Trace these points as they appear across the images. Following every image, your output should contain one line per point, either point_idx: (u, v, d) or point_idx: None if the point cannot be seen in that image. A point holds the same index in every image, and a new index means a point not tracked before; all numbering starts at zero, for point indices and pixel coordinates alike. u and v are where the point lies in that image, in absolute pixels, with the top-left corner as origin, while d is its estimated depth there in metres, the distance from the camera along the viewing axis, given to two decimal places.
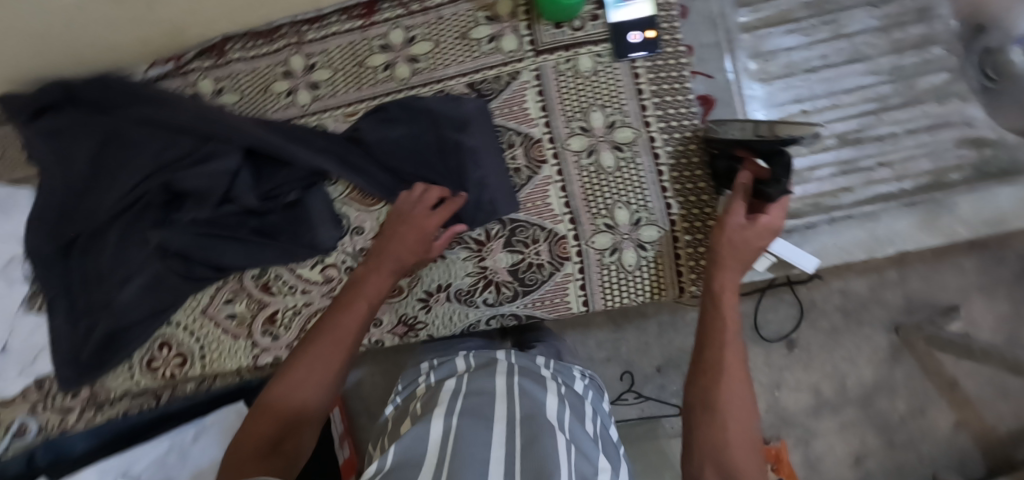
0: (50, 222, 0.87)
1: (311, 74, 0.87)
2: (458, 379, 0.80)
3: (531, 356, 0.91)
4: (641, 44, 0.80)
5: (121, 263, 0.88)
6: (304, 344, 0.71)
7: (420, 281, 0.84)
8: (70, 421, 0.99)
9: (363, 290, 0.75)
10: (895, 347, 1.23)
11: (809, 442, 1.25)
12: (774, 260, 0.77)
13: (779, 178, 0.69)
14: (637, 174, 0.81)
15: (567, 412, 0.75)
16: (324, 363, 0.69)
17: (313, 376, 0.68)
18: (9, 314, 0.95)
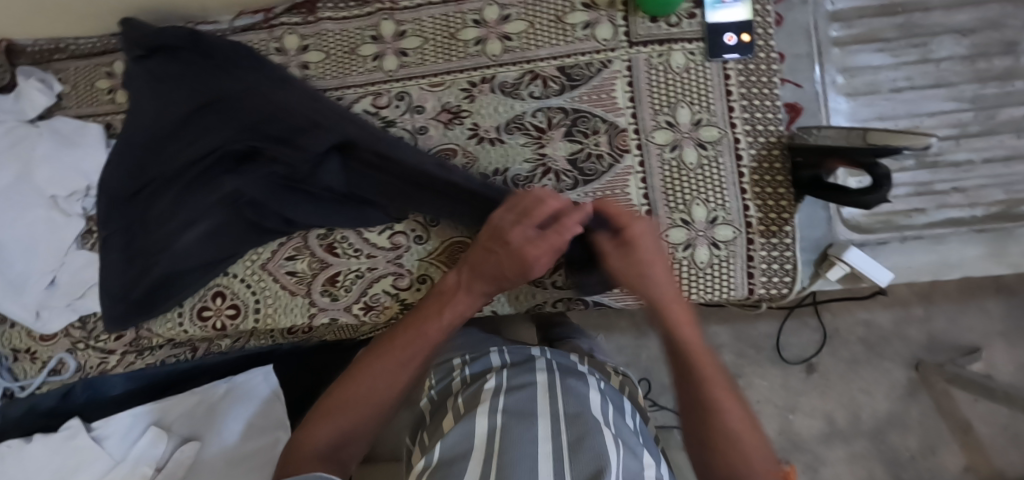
0: (128, 162, 0.88)
1: (400, 41, 0.87)
2: (499, 375, 0.82)
3: (565, 353, 0.93)
4: (735, 46, 0.81)
5: (187, 208, 0.88)
6: (370, 358, 0.72)
7: None
8: (109, 364, 0.98)
9: (443, 314, 0.74)
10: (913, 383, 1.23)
11: (817, 469, 1.26)
12: (848, 271, 0.78)
13: (878, 186, 0.69)
14: (718, 173, 0.82)
15: (608, 409, 0.77)
16: (385, 382, 0.71)
17: (380, 384, 0.70)
18: (63, 248, 0.95)
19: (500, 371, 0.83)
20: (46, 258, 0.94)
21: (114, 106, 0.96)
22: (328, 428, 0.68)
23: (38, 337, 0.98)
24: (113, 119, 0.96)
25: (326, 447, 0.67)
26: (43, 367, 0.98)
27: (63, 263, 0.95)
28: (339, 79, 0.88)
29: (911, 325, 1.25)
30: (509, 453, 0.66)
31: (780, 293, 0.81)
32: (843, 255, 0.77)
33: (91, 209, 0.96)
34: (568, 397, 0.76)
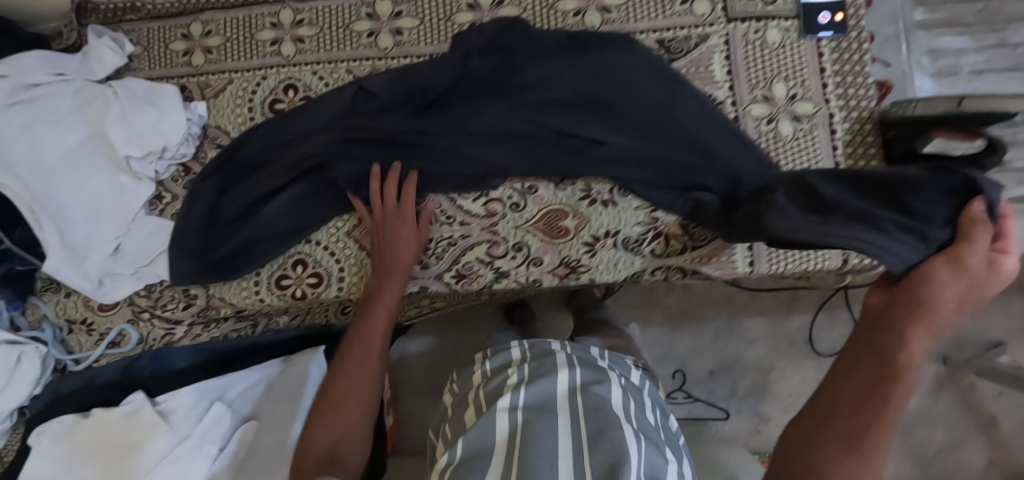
0: (252, 132, 0.90)
1: (497, 11, 0.87)
2: (518, 368, 0.78)
3: (585, 347, 0.89)
4: (829, 25, 0.84)
5: (281, 168, 0.86)
6: (340, 363, 0.78)
7: (587, 225, 0.84)
8: (176, 336, 0.95)
9: (380, 303, 0.81)
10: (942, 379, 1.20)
11: None
12: None
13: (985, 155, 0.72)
14: (813, 145, 0.84)
15: (631, 404, 0.74)
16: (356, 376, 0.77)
17: (352, 383, 0.76)
18: (132, 212, 0.90)
19: (519, 367, 0.79)
20: (111, 221, 0.89)
21: (190, 69, 0.93)
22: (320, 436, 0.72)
23: (96, 307, 0.94)
24: (188, 82, 0.93)
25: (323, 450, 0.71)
26: (102, 339, 0.94)
27: (129, 229, 0.91)
28: (434, 46, 0.88)
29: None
30: (530, 457, 0.63)
31: (872, 263, 0.84)
32: None
33: (161, 173, 0.92)
34: (589, 394, 0.72)
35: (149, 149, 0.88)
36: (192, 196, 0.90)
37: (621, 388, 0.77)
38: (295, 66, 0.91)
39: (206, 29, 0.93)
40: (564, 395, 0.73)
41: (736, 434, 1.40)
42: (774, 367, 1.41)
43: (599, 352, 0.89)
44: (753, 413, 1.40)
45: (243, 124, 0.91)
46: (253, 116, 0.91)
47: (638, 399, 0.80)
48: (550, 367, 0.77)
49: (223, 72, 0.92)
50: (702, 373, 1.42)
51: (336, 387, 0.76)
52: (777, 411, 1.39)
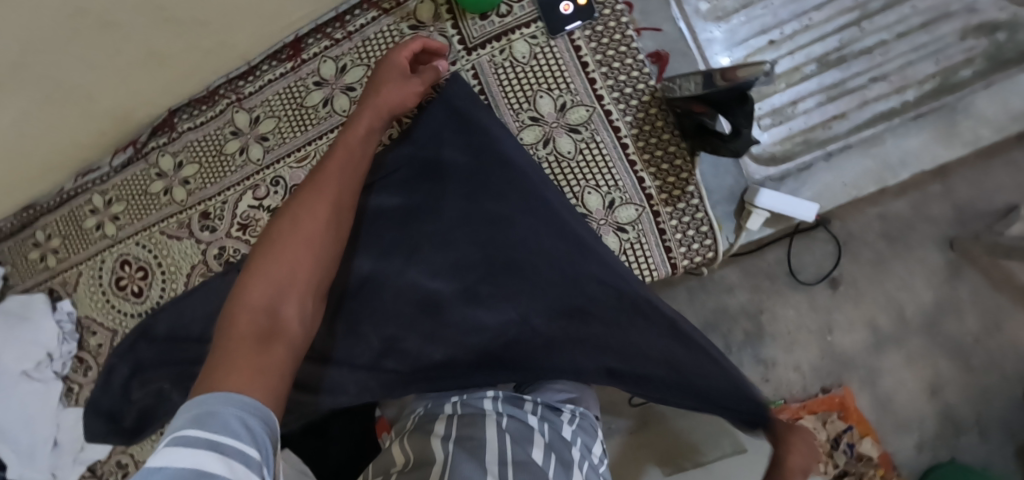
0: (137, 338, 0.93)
1: (257, 128, 0.86)
2: (447, 421, 0.67)
3: (520, 398, 0.73)
4: (575, 14, 0.74)
5: (168, 369, 0.90)
6: (244, 283, 0.58)
7: (383, 314, 0.79)
8: None
9: (303, 204, 0.63)
10: (954, 264, 1.16)
11: (876, 382, 1.20)
12: (769, 215, 0.70)
13: (741, 128, 0.63)
14: (600, 152, 0.75)
15: (555, 463, 0.63)
16: (267, 293, 0.57)
17: (258, 296, 0.57)
18: (51, 411, 1.01)
19: (449, 418, 0.68)
20: (42, 423, 1.00)
21: (50, 271, 1.01)
22: (235, 388, 0.48)
23: None
24: (53, 283, 1.01)
25: (206, 401, 0.47)
26: None
27: (59, 425, 1.02)
28: (218, 184, 0.89)
29: (932, 203, 1.17)
30: None
31: (706, 258, 0.73)
32: (755, 201, 0.69)
33: (62, 370, 1.01)
34: (517, 447, 0.63)
35: (37, 359, 0.97)
36: (104, 369, 0.94)
37: (546, 444, 0.65)
38: (124, 243, 0.95)
39: (46, 233, 1.00)
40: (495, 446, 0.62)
41: None
42: None
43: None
44: None
45: (103, 307, 0.98)
46: (109, 298, 0.97)
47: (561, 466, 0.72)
48: (481, 422, 0.67)
49: (72, 267, 0.99)
50: None
51: (244, 317, 0.55)
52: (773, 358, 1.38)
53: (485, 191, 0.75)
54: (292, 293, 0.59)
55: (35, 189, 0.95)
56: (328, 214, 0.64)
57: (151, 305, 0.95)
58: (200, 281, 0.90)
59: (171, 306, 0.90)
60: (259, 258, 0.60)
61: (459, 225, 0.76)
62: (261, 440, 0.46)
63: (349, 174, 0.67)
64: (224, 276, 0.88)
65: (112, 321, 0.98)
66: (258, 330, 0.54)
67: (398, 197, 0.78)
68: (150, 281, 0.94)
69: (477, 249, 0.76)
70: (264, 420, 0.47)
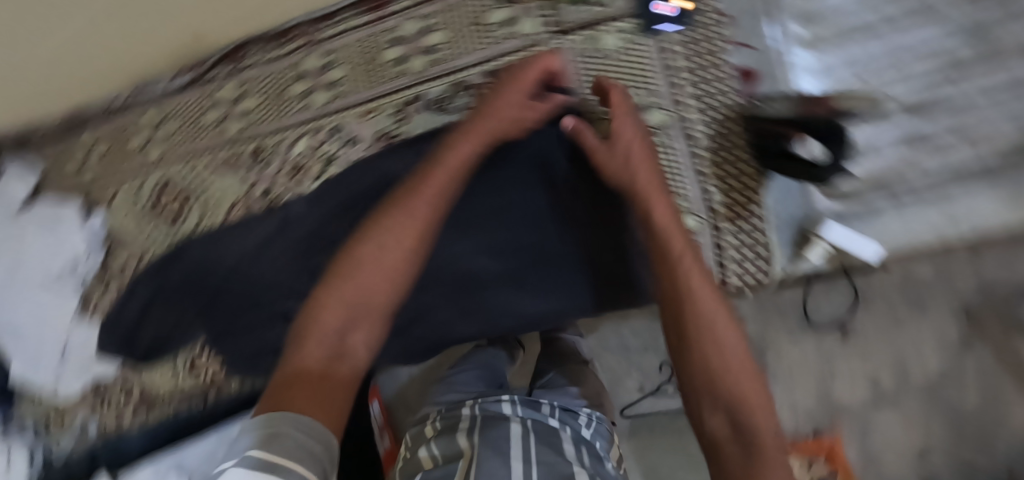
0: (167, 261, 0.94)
1: (326, 74, 0.84)
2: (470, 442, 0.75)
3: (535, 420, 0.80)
4: (674, 16, 0.71)
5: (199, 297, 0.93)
6: (317, 303, 0.67)
7: (433, 278, 0.80)
8: (127, 419, 1.04)
9: (381, 236, 0.69)
10: (967, 336, 1.14)
11: (868, 433, 1.19)
12: (832, 248, 0.71)
13: None
14: (671, 157, 0.75)
15: None
16: (337, 319, 0.66)
17: (330, 322, 0.65)
18: (65, 322, 0.99)
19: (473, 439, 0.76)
20: (53, 333, 0.98)
21: (83, 183, 0.97)
22: (296, 411, 0.57)
23: (60, 407, 1.03)
24: (85, 196, 0.98)
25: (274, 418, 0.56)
26: (70, 429, 1.05)
27: (70, 335, 1.01)
28: (276, 124, 0.87)
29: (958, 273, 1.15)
30: None
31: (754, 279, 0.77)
32: None
33: (82, 282, 0.99)
34: None
35: (61, 266, 0.96)
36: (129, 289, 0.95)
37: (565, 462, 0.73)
38: (166, 166, 0.93)
39: (87, 142, 0.97)
40: None
41: None
42: None
43: (517, 409, 0.95)
44: None
45: (136, 226, 0.97)
46: (143, 218, 0.97)
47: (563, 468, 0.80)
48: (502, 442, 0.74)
49: (107, 182, 0.97)
50: None
51: (313, 343, 0.64)
52: None
53: (551, 190, 0.77)
54: (359, 322, 0.67)
55: (89, 94, 0.94)
56: (404, 248, 0.69)
57: (186, 232, 0.94)
58: (242, 216, 0.89)
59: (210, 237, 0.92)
60: (336, 284, 0.68)
61: (517, 214, 0.78)
62: (318, 457, 0.55)
63: (436, 198, 0.71)
64: (268, 217, 0.89)
65: (144, 241, 0.97)
66: (322, 361, 0.63)
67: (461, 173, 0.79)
68: (189, 209, 0.93)
69: (530, 239, 0.78)
70: (323, 442, 0.56)
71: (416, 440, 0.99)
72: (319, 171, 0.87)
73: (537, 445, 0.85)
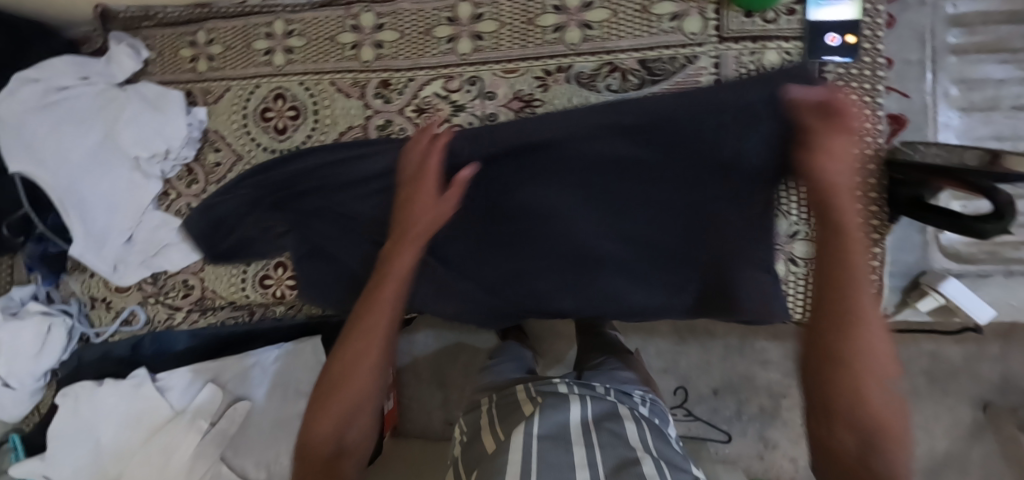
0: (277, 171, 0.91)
1: (476, 24, 0.85)
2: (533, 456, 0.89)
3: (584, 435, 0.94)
4: (839, 48, 0.74)
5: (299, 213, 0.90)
6: (314, 405, 0.75)
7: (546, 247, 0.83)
8: (177, 319, 1.02)
9: (364, 331, 0.76)
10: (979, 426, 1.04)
11: None
12: (943, 303, 0.74)
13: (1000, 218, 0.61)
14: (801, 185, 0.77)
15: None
16: (330, 426, 0.73)
17: (335, 411, 0.73)
18: (140, 207, 0.99)
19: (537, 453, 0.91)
20: (126, 213, 0.99)
21: (195, 74, 0.98)
22: None
23: (114, 288, 1.04)
24: (192, 87, 0.98)
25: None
26: (117, 316, 1.05)
27: (141, 222, 1.00)
28: (412, 61, 0.88)
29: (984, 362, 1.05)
30: None
31: None
32: (937, 286, 0.73)
33: (167, 172, 0.99)
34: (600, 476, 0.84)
35: (154, 151, 0.95)
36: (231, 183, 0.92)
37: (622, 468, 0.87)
38: (286, 76, 0.93)
39: (209, 37, 0.97)
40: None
41: (737, 456, 1.45)
42: (786, 393, 1.41)
43: (578, 393, 1.04)
44: (757, 438, 1.43)
45: (238, 131, 0.96)
46: (247, 124, 0.95)
47: (626, 451, 0.89)
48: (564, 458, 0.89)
49: (222, 79, 0.96)
50: (705, 391, 1.46)
51: (314, 438, 0.73)
52: (784, 439, 1.41)
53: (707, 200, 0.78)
54: (360, 406, 0.74)
55: None
56: (381, 337, 0.76)
57: (291, 146, 0.93)
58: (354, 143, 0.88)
59: (329, 152, 0.89)
60: (329, 384, 0.75)
61: (666, 213, 0.80)
62: None
63: (397, 290, 0.78)
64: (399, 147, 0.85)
65: (241, 147, 0.96)
66: (322, 461, 0.71)
67: (634, 149, 0.78)
68: (300, 123, 0.92)
69: (674, 241, 0.80)
70: None
71: (473, 419, 1.13)
72: (444, 117, 0.86)
73: (595, 431, 0.95)
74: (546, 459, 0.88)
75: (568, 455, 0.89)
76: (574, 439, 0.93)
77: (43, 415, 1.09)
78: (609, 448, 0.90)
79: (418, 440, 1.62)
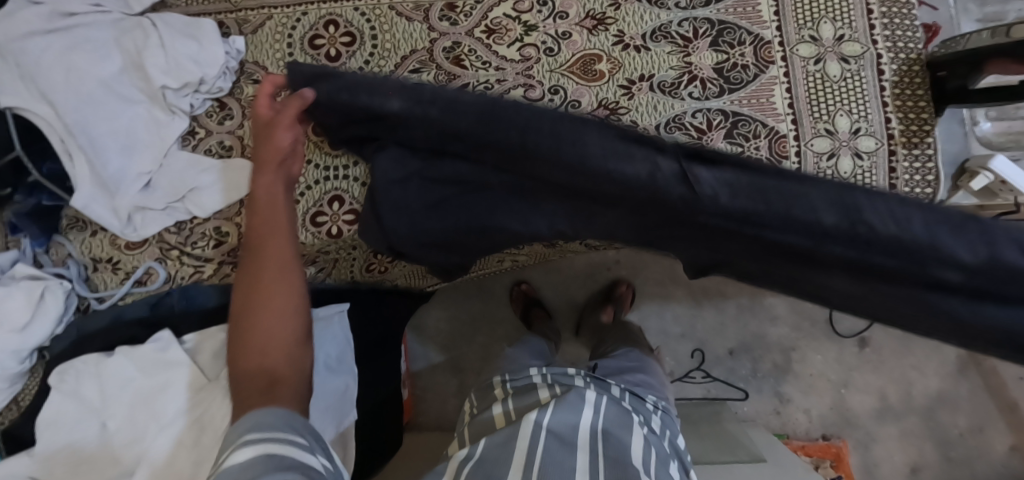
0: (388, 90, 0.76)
1: None
2: (539, 452, 0.89)
3: (588, 431, 0.94)
4: None
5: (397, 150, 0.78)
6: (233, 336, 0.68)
7: None
8: (204, 273, 0.92)
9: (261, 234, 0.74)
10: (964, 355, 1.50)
11: (869, 446, 1.53)
12: (991, 180, 0.79)
13: None
14: (861, 85, 0.83)
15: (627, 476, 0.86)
16: (252, 351, 0.66)
17: (269, 329, 0.67)
18: (164, 146, 0.88)
19: (544, 441, 0.90)
20: (146, 155, 0.88)
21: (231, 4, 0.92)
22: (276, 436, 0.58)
23: (122, 245, 0.91)
24: (226, 17, 0.92)
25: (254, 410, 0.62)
26: (128, 278, 0.91)
27: (162, 165, 0.89)
28: None
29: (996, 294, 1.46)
30: None
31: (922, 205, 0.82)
32: (989, 163, 0.78)
33: (196, 108, 0.90)
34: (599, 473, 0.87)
35: (186, 80, 0.85)
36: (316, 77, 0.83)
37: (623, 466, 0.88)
38: (339, 3, 0.90)
39: None
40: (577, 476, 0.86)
41: (757, 414, 1.55)
42: (796, 346, 1.56)
43: (599, 395, 1.02)
44: (773, 393, 1.55)
45: (283, 61, 0.90)
46: (292, 53, 0.90)
47: (627, 467, 0.88)
48: (567, 454, 0.90)
49: (262, 8, 0.91)
50: (722, 353, 1.57)
51: (249, 356, 0.66)
52: (798, 392, 1.55)
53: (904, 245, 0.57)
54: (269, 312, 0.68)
55: None
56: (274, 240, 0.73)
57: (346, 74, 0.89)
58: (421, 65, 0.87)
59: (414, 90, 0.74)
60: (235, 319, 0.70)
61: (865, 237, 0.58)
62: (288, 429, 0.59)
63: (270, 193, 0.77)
64: (514, 121, 0.70)
65: None
66: (261, 378, 0.64)
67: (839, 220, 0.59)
68: (355, 50, 0.89)
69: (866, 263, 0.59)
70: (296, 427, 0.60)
71: (486, 396, 1.14)
72: (515, 38, 0.88)
73: (605, 437, 0.94)
74: (551, 456, 0.89)
75: (571, 460, 0.89)
76: (579, 444, 0.92)
77: (26, 411, 0.90)
78: (613, 461, 0.90)
79: (436, 433, 1.57)
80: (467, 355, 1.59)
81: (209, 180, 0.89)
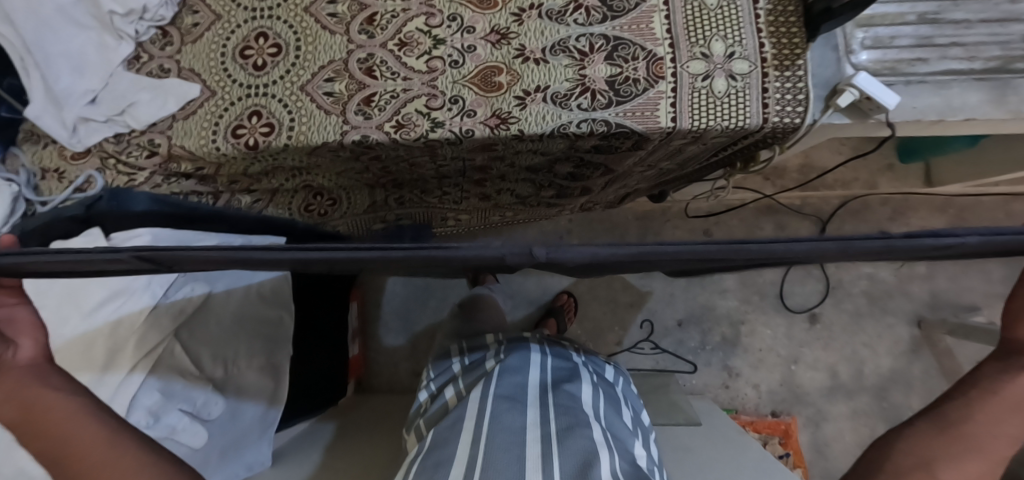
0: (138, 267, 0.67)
1: None
2: (487, 412, 0.89)
3: (534, 392, 0.95)
4: None
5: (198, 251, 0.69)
6: None
7: (520, 81, 0.90)
8: (137, 182, 1.02)
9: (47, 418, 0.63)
10: (916, 337, 1.51)
11: (819, 425, 1.51)
12: (856, 96, 0.83)
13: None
14: (736, 13, 0.88)
15: (580, 423, 0.87)
16: None
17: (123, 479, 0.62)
18: (110, 66, 0.99)
19: (491, 404, 0.91)
20: (91, 73, 0.98)
21: None
22: None
23: (68, 156, 1.01)
24: None
25: None
26: (70, 184, 1.00)
27: (107, 84, 0.99)
28: None
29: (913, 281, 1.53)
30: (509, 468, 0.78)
31: (792, 123, 0.86)
32: (853, 80, 0.83)
33: (141, 35, 1.01)
34: (552, 424, 0.87)
35: (130, 8, 0.97)
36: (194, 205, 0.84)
37: (572, 413, 0.89)
38: None
39: None
40: (531, 429, 0.87)
41: (705, 387, 1.55)
42: (745, 320, 1.56)
43: (542, 358, 1.06)
44: (721, 367, 1.55)
45: None
46: None
47: (579, 414, 0.89)
48: (517, 411, 0.90)
49: None
50: (672, 324, 1.58)
51: None
52: (746, 367, 1.54)
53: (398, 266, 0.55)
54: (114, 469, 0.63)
55: None
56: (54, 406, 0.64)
57: (271, 5, 0.98)
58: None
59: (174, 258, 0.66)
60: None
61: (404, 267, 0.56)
62: None
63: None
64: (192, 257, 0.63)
65: (219, 8, 1.00)
66: None
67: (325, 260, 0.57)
68: None
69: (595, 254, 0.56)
70: None
71: (442, 368, 1.12)
72: None
73: (553, 393, 0.95)
74: (501, 419, 0.87)
75: (521, 416, 0.89)
76: (529, 402, 0.92)
77: None
78: (564, 408, 0.91)
79: (387, 394, 1.60)
80: (419, 316, 1.65)
81: (146, 96, 0.99)
